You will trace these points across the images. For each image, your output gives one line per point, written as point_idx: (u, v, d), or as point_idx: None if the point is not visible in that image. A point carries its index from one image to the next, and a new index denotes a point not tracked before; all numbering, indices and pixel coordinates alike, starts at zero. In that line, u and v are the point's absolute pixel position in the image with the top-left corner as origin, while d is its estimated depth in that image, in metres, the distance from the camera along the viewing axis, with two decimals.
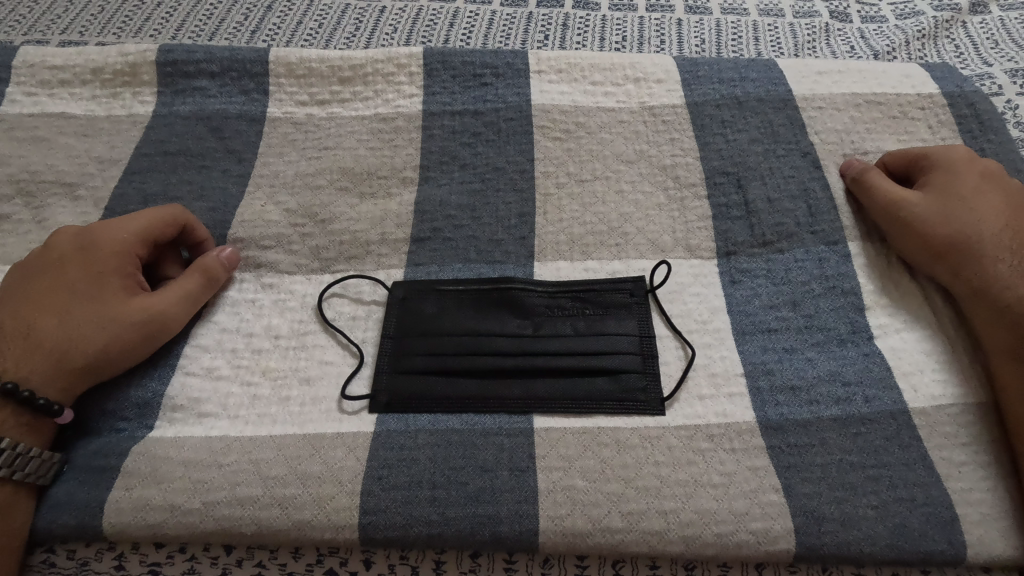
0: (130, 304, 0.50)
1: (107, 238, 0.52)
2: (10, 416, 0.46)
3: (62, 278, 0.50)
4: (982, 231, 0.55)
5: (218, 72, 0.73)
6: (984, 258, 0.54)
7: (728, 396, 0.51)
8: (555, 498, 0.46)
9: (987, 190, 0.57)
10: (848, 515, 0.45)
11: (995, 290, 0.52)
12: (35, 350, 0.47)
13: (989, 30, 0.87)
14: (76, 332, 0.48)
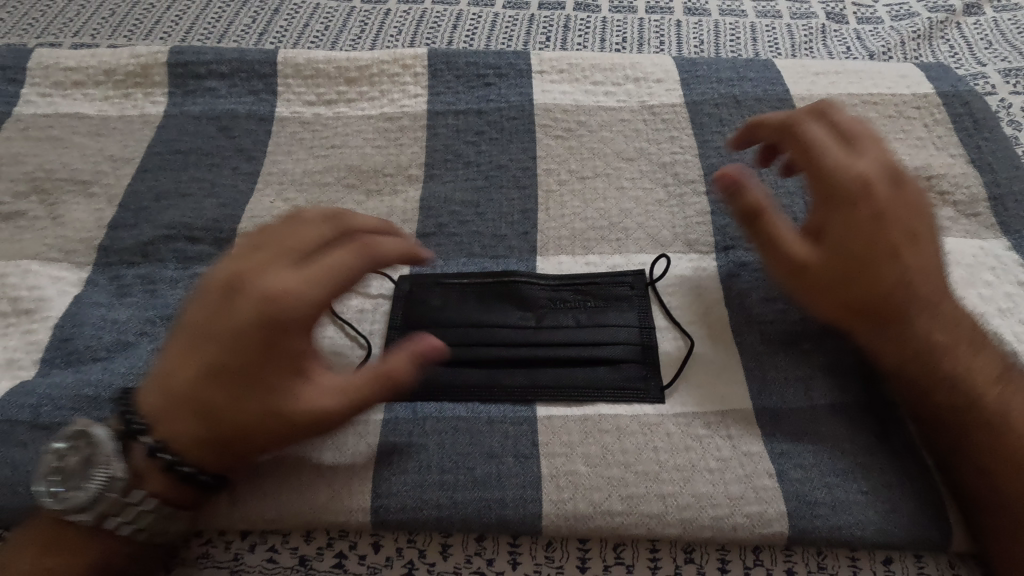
0: (294, 404, 0.45)
1: (249, 304, 0.45)
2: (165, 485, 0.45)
3: (228, 353, 0.44)
4: (907, 268, 0.49)
5: (228, 73, 0.75)
6: (911, 315, 0.49)
7: (725, 385, 0.53)
8: (557, 483, 0.47)
9: (887, 212, 0.51)
10: (841, 499, 0.46)
11: (924, 351, 0.48)
12: (203, 426, 0.45)
13: (983, 31, 0.89)
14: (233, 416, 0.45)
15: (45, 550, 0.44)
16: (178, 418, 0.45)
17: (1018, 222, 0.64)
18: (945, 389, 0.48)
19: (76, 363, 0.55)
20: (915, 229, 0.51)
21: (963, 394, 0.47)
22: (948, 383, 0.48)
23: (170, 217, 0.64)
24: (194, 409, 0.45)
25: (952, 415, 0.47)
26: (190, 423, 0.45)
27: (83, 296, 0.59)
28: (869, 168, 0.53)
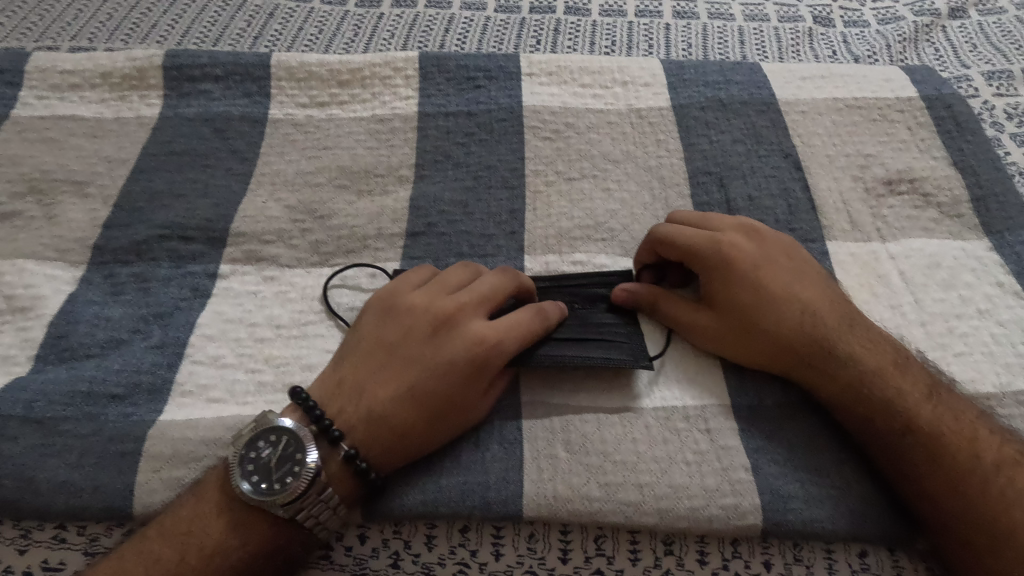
0: (462, 408, 0.49)
1: (506, 327, 0.51)
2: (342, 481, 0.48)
3: (427, 365, 0.50)
4: (809, 308, 0.53)
5: (222, 76, 0.77)
6: (833, 350, 0.52)
7: (704, 379, 0.54)
8: (539, 465, 0.49)
9: (773, 269, 0.55)
10: (812, 491, 0.48)
11: (858, 378, 0.51)
12: (376, 429, 0.48)
13: (968, 34, 0.90)
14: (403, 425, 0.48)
15: (223, 522, 0.47)
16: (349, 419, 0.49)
17: (998, 222, 0.65)
18: (876, 427, 0.50)
19: (70, 360, 0.56)
20: (803, 276, 0.55)
21: (893, 422, 0.49)
22: (875, 420, 0.50)
23: (164, 217, 0.65)
24: (393, 415, 0.49)
25: (880, 452, 0.49)
26: (363, 426, 0.49)
27: (78, 294, 0.60)
28: (730, 232, 0.58)
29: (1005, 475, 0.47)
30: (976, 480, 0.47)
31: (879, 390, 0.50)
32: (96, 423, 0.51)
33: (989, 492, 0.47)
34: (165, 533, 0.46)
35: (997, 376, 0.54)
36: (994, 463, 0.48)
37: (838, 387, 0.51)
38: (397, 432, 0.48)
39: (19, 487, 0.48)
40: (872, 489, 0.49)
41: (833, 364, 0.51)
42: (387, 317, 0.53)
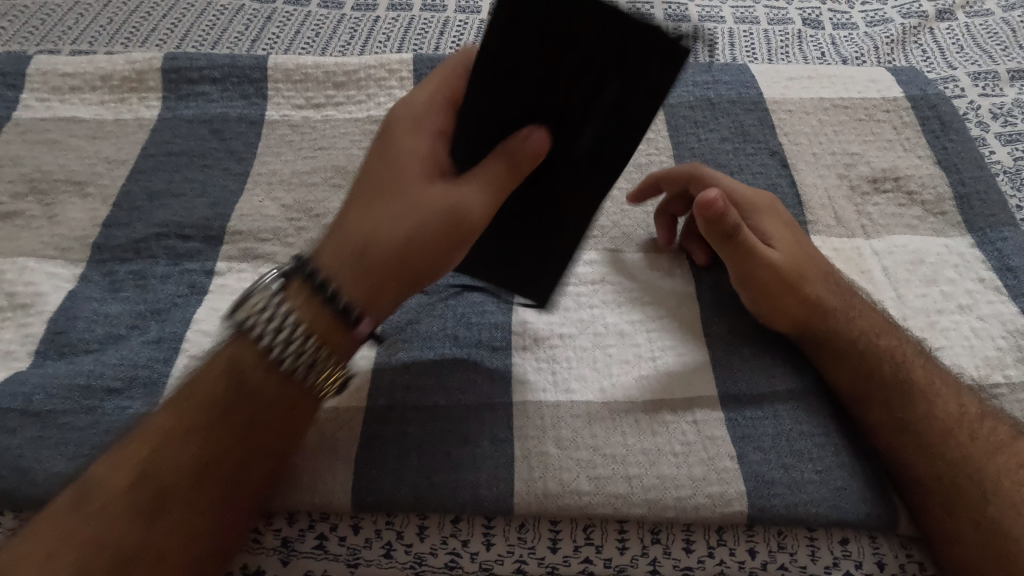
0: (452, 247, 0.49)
1: (495, 175, 0.48)
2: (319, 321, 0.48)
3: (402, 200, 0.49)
4: (827, 281, 0.57)
5: (220, 79, 0.78)
6: (850, 319, 0.55)
7: (692, 373, 0.55)
8: (528, 463, 0.50)
9: (784, 235, 0.60)
10: (796, 480, 0.49)
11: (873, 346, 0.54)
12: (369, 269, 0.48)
13: (955, 35, 0.91)
14: (408, 235, 0.48)
15: (212, 395, 0.46)
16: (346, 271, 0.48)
17: (981, 219, 0.66)
18: (882, 393, 0.53)
19: (70, 355, 0.57)
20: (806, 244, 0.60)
21: (900, 395, 0.52)
22: (883, 375, 0.53)
23: (162, 215, 0.66)
24: (392, 247, 0.48)
25: (888, 408, 0.52)
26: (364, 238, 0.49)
27: (77, 291, 0.61)
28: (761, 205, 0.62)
29: (988, 425, 0.51)
30: (966, 433, 0.50)
31: (883, 346, 0.54)
32: (95, 416, 0.52)
33: (975, 446, 0.50)
34: (130, 435, 0.45)
35: (978, 369, 0.56)
36: (979, 415, 0.52)
37: (851, 345, 0.54)
38: (397, 237, 0.48)
39: (20, 478, 0.49)
40: (857, 478, 0.50)
41: (843, 323, 0.55)
42: (385, 169, 0.51)
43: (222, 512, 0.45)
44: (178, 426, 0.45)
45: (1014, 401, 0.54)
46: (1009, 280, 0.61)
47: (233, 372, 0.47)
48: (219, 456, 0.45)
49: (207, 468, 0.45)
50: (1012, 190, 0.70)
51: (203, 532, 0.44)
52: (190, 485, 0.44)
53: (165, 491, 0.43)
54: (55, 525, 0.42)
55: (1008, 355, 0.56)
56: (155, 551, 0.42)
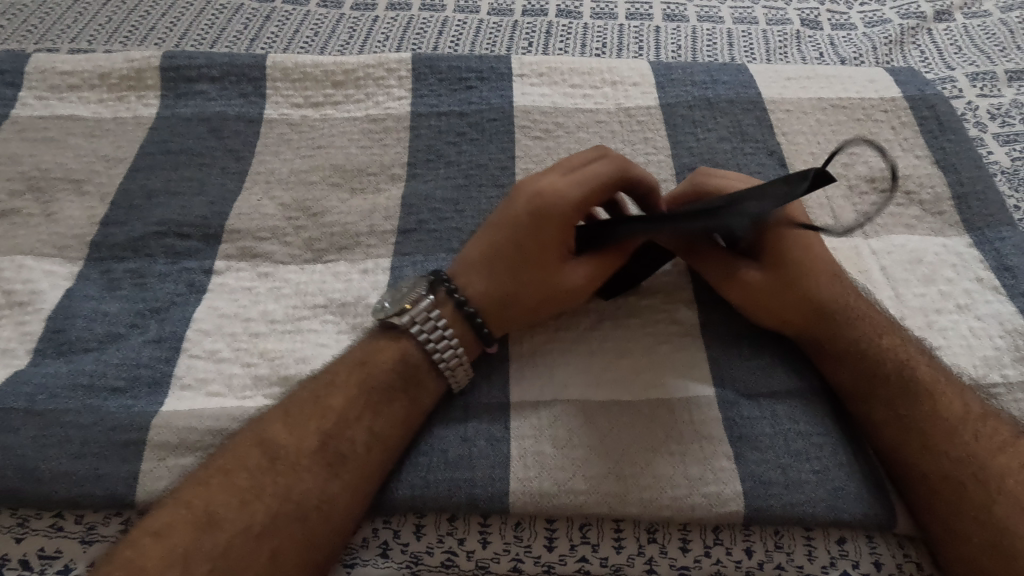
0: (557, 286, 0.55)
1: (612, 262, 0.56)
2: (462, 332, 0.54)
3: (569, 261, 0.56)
4: (830, 282, 0.56)
5: (218, 77, 0.78)
6: (852, 321, 0.55)
7: (689, 372, 0.55)
8: (524, 462, 0.50)
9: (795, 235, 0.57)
10: (793, 480, 0.49)
11: (878, 349, 0.54)
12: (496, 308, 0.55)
13: (953, 36, 0.91)
14: (535, 290, 0.54)
15: (345, 399, 0.51)
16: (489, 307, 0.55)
17: (978, 219, 0.66)
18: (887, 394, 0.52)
19: (68, 353, 0.57)
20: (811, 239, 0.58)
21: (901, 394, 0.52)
22: (886, 375, 0.52)
23: (160, 214, 0.66)
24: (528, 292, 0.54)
25: (891, 406, 0.51)
26: (507, 283, 0.55)
27: (75, 290, 0.61)
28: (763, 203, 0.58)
29: (990, 425, 0.50)
30: (970, 432, 0.50)
31: (887, 346, 0.54)
32: (93, 415, 0.52)
33: (978, 446, 0.49)
34: (285, 417, 0.51)
35: (975, 369, 0.56)
36: (982, 415, 0.51)
37: (853, 346, 0.54)
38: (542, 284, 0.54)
39: (19, 476, 0.49)
40: (853, 477, 0.50)
41: (849, 325, 0.54)
42: (528, 216, 0.55)
43: (368, 487, 0.48)
44: (333, 411, 0.51)
45: (1011, 400, 0.54)
46: (1007, 280, 0.61)
47: (376, 365, 0.53)
48: (367, 437, 0.50)
49: (355, 445, 0.49)
50: (1010, 190, 0.71)
51: (350, 504, 0.47)
52: (339, 461, 0.49)
53: (322, 466, 0.48)
54: (213, 491, 0.47)
55: (1006, 354, 0.56)
56: (312, 516, 0.46)
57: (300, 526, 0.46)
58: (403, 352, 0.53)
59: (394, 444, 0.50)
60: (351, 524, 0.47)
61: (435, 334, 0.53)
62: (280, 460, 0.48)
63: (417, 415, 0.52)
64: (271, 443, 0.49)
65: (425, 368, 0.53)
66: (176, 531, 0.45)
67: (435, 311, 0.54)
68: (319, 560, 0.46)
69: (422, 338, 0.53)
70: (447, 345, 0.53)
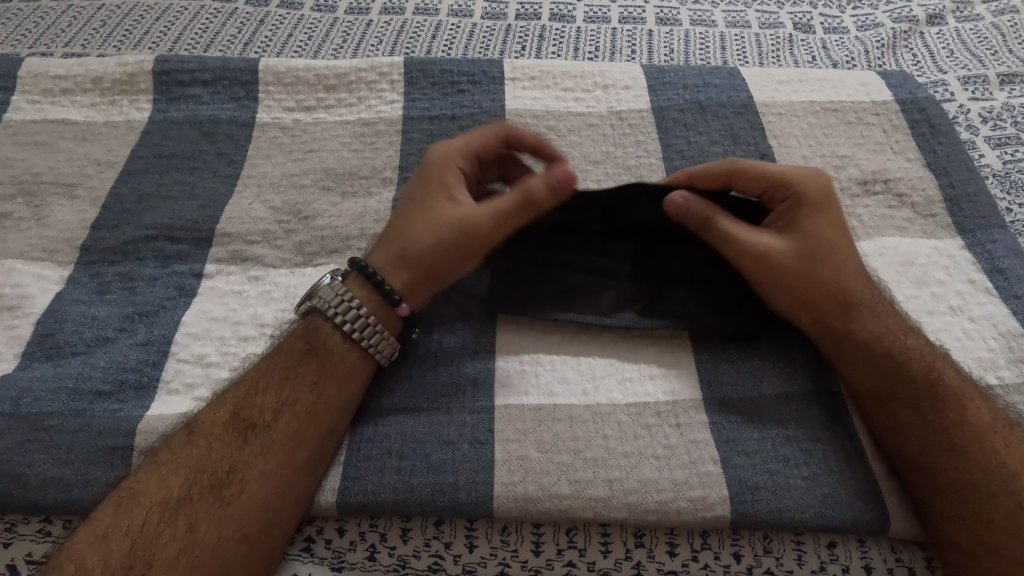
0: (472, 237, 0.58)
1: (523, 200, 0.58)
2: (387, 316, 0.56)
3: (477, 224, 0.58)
4: (859, 281, 0.55)
5: (211, 81, 0.78)
6: (870, 318, 0.54)
7: (675, 375, 0.55)
8: (510, 466, 0.49)
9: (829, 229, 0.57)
10: (779, 485, 0.49)
11: (891, 348, 0.53)
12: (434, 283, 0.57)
13: (945, 40, 0.92)
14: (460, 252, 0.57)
15: (257, 373, 0.53)
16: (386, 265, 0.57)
17: (970, 222, 0.66)
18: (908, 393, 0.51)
19: (56, 357, 0.57)
20: (839, 225, 0.57)
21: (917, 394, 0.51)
22: (914, 376, 0.51)
23: (151, 218, 0.66)
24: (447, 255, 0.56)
25: (918, 409, 0.51)
26: (405, 240, 0.57)
27: (65, 294, 0.61)
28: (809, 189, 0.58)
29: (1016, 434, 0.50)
30: (1000, 440, 0.49)
31: (914, 351, 0.52)
32: (80, 419, 0.52)
33: (1003, 455, 0.49)
34: (209, 399, 0.52)
35: (969, 371, 0.55)
36: (1008, 424, 0.51)
37: (874, 342, 0.53)
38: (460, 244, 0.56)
39: (4, 481, 0.49)
40: (841, 481, 0.50)
41: (868, 322, 0.54)
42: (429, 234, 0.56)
43: (286, 456, 0.49)
44: (249, 388, 0.52)
45: (1006, 402, 0.54)
46: (999, 282, 0.61)
47: (294, 344, 0.54)
48: (274, 404, 0.51)
49: (263, 413, 0.51)
50: (1001, 193, 0.71)
51: (267, 478, 0.48)
52: (249, 428, 0.50)
53: (237, 438, 0.50)
54: (141, 471, 0.48)
55: (999, 356, 0.56)
56: (231, 487, 0.48)
57: (220, 497, 0.48)
58: (318, 330, 0.55)
59: (305, 411, 0.51)
60: (270, 495, 0.48)
61: (357, 317, 0.54)
62: (198, 437, 0.50)
63: (335, 385, 0.52)
64: (192, 422, 0.51)
65: (342, 343, 0.54)
66: (105, 512, 0.47)
67: (353, 296, 0.55)
68: (241, 531, 0.46)
69: (348, 326, 0.54)
70: (368, 324, 0.54)
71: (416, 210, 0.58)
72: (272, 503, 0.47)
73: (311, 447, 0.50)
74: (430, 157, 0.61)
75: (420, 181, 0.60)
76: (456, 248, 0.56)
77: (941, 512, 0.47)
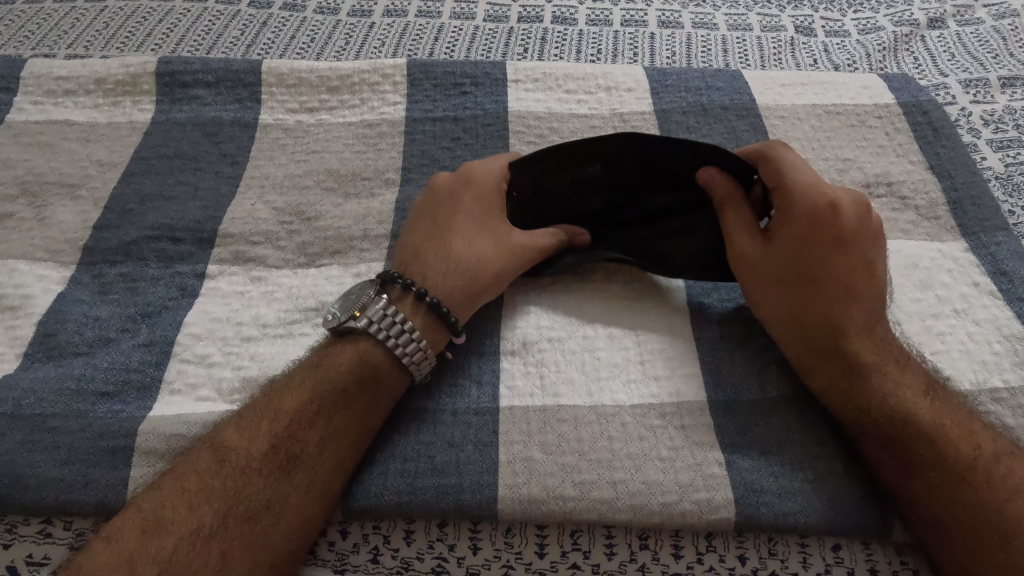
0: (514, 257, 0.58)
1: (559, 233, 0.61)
2: (432, 333, 0.55)
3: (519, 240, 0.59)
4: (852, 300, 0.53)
5: (213, 82, 0.78)
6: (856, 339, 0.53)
7: (682, 377, 0.55)
8: (514, 468, 0.49)
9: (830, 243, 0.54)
10: (785, 488, 0.49)
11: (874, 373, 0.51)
12: (473, 289, 0.56)
13: (946, 43, 0.92)
14: (503, 263, 0.58)
15: (297, 400, 0.51)
16: (423, 276, 0.57)
17: (973, 224, 0.66)
18: (885, 425, 0.50)
19: (58, 357, 0.56)
20: (843, 240, 0.54)
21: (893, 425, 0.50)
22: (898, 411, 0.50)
23: (154, 218, 0.66)
24: (493, 273, 0.57)
25: (892, 449, 0.50)
26: (461, 257, 0.58)
27: (67, 294, 0.61)
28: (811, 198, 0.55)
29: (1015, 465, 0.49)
30: (980, 480, 0.48)
31: (888, 376, 0.52)
32: (83, 420, 0.52)
33: (993, 487, 0.47)
34: (237, 421, 0.51)
35: (975, 374, 0.55)
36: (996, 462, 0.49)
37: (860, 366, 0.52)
38: (510, 261, 0.58)
39: (5, 483, 0.48)
40: (847, 485, 0.49)
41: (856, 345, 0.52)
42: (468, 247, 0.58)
43: (323, 487, 0.48)
44: (285, 412, 0.51)
45: (1014, 405, 0.54)
46: (1003, 285, 0.61)
47: (331, 367, 0.53)
48: (319, 437, 0.50)
49: (306, 445, 0.50)
50: (1004, 195, 0.71)
51: (306, 512, 0.47)
52: (291, 461, 0.49)
53: (273, 467, 0.49)
54: (164, 496, 0.47)
55: (1005, 359, 0.56)
56: (265, 517, 0.47)
57: (252, 527, 0.47)
58: (360, 351, 0.53)
59: (351, 445, 0.50)
60: (306, 527, 0.47)
61: (397, 331, 0.53)
62: (230, 463, 0.49)
63: (371, 415, 0.52)
64: (220, 447, 0.49)
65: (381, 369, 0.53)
66: (124, 536, 0.45)
67: (398, 313, 0.54)
68: (274, 561, 0.46)
69: (390, 344, 0.53)
70: (413, 344, 0.53)
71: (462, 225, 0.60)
72: (306, 532, 0.47)
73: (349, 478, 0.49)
74: (480, 172, 0.62)
75: (470, 198, 0.61)
76: (510, 267, 0.58)
77: (941, 542, 0.47)
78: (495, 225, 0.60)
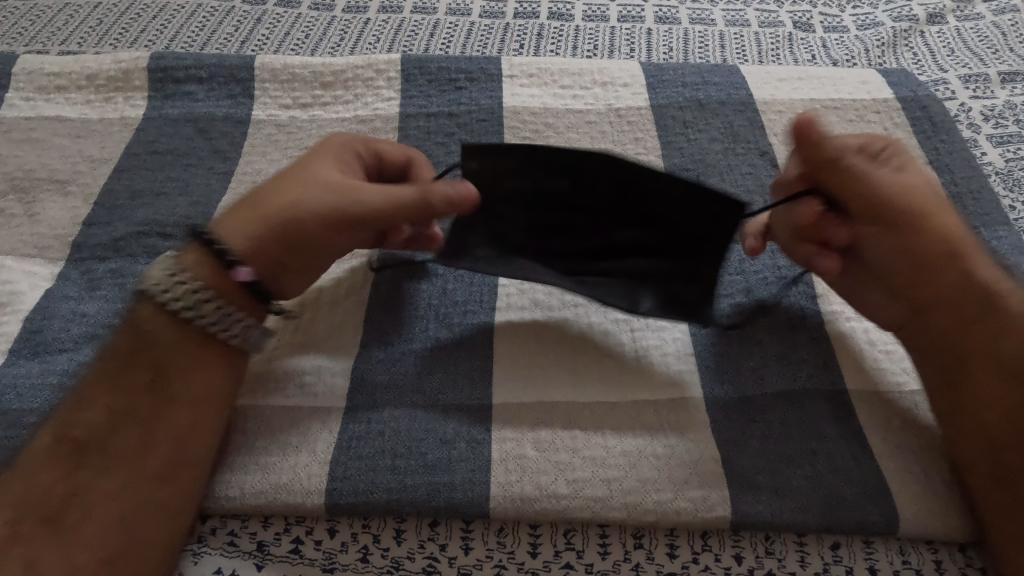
0: (316, 203, 0.52)
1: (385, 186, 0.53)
2: (235, 294, 0.51)
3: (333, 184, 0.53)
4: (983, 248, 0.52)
5: (206, 78, 0.78)
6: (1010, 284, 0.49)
7: (677, 373, 0.54)
8: (506, 466, 0.48)
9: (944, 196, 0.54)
10: (781, 485, 0.48)
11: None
12: (265, 237, 0.51)
13: (946, 39, 0.91)
14: (298, 207, 0.52)
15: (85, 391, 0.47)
16: (234, 222, 0.52)
17: (974, 219, 0.65)
18: None
19: (43, 353, 0.55)
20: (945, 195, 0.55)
21: None
22: None
23: (144, 214, 0.65)
24: (290, 217, 0.52)
25: None
26: (267, 201, 0.53)
27: (55, 290, 0.60)
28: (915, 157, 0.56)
29: None
30: None
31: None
32: None
33: None
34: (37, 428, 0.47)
35: None
36: None
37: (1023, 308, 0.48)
38: (306, 206, 0.52)
39: None
40: (848, 482, 0.48)
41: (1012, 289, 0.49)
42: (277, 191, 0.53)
43: (128, 464, 0.45)
44: (67, 403, 0.47)
45: None
46: None
47: (112, 349, 0.49)
48: (104, 416, 0.46)
49: (92, 427, 0.46)
50: (1004, 191, 0.70)
51: (116, 495, 0.44)
52: (80, 448, 0.45)
53: (65, 461, 0.45)
54: None
55: None
56: (70, 511, 0.43)
57: (56, 526, 0.43)
58: (143, 324, 0.49)
59: (144, 415, 0.47)
60: (120, 512, 0.44)
61: (190, 295, 0.49)
62: (25, 469, 0.45)
63: (163, 381, 0.48)
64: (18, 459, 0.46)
65: (176, 343, 0.49)
66: None
67: (192, 277, 0.50)
68: (97, 554, 0.42)
69: (182, 309, 0.49)
70: (210, 306, 0.49)
71: (316, 165, 0.55)
72: (127, 516, 0.44)
73: (157, 445, 0.46)
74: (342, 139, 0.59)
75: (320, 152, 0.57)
76: (307, 209, 0.52)
77: None
78: (318, 171, 0.54)
